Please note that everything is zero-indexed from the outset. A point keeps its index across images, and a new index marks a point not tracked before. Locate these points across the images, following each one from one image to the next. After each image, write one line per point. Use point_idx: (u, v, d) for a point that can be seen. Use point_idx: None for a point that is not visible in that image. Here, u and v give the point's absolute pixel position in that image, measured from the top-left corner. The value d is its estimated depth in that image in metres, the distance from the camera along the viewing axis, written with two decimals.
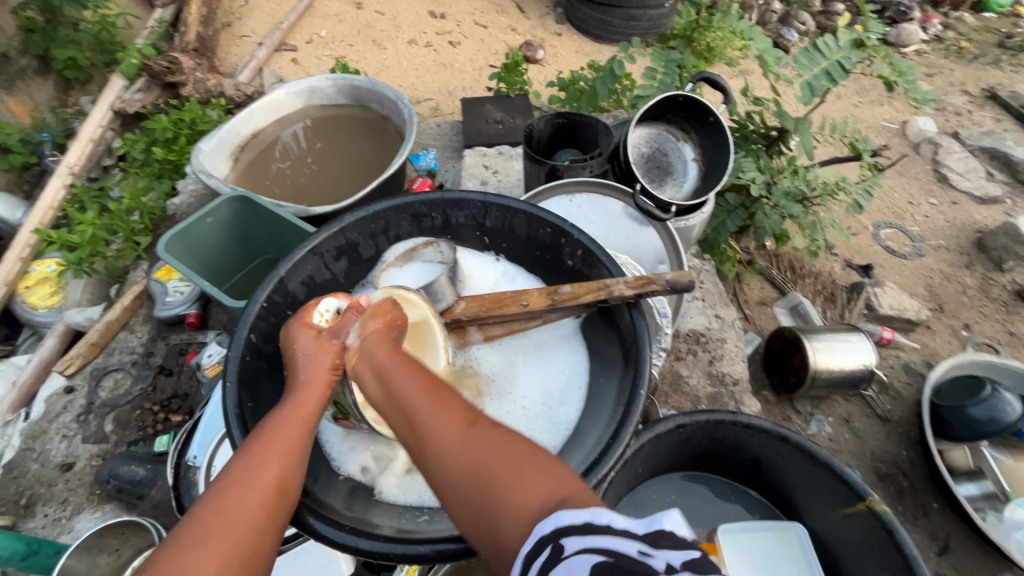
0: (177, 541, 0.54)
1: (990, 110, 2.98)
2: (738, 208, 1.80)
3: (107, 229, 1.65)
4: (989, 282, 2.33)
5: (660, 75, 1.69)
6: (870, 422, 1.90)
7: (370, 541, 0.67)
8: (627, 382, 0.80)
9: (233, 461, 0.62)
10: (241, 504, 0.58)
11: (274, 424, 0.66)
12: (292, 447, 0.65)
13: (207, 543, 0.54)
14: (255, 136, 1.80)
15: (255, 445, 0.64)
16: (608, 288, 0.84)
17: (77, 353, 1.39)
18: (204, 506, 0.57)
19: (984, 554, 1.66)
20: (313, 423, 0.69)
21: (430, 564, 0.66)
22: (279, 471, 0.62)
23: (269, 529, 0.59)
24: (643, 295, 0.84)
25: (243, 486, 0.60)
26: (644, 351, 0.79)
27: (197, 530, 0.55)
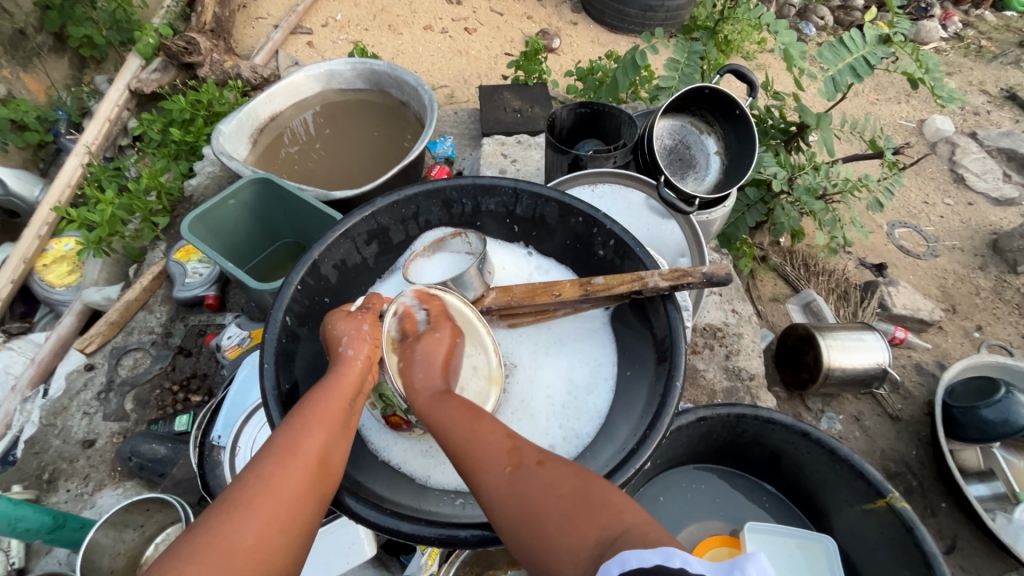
0: (223, 505, 0.56)
1: (1009, 110, 2.95)
2: (758, 203, 1.79)
3: (126, 208, 1.65)
4: (1003, 284, 2.32)
5: (682, 66, 1.67)
6: (880, 421, 1.90)
7: (411, 524, 0.68)
8: (661, 374, 0.80)
9: (278, 433, 0.63)
10: (285, 475, 0.59)
11: (318, 399, 0.68)
12: (334, 421, 0.66)
13: (252, 508, 0.55)
14: (274, 119, 1.79)
15: (299, 418, 0.65)
16: (642, 279, 0.84)
17: (97, 332, 1.40)
18: (250, 474, 0.59)
19: (990, 554, 1.67)
20: (355, 398, 0.71)
21: (471, 548, 0.66)
22: (322, 445, 0.63)
23: (310, 501, 0.60)
24: (677, 288, 0.84)
25: (289, 456, 0.61)
26: (678, 343, 0.80)
27: (242, 494, 0.57)
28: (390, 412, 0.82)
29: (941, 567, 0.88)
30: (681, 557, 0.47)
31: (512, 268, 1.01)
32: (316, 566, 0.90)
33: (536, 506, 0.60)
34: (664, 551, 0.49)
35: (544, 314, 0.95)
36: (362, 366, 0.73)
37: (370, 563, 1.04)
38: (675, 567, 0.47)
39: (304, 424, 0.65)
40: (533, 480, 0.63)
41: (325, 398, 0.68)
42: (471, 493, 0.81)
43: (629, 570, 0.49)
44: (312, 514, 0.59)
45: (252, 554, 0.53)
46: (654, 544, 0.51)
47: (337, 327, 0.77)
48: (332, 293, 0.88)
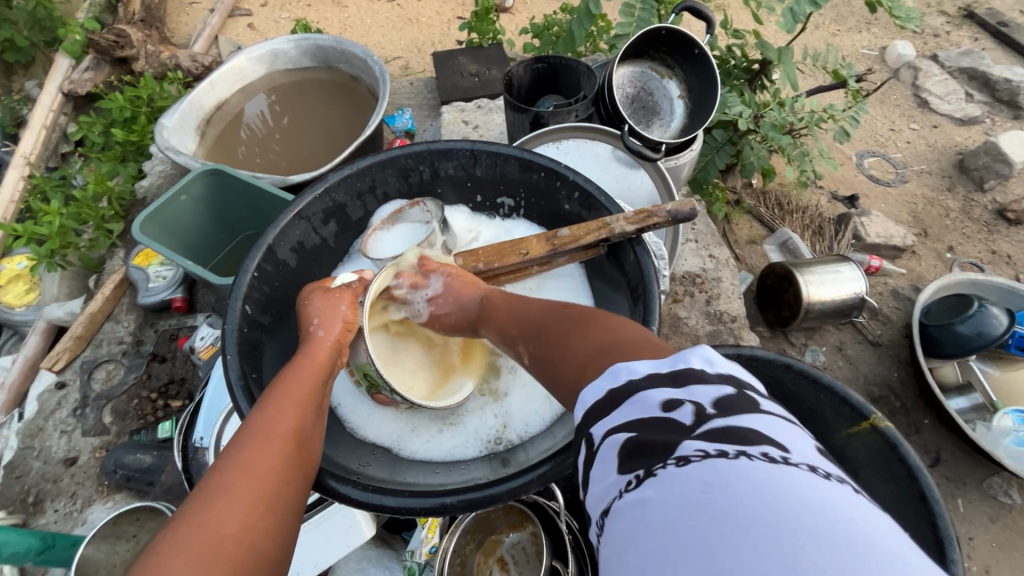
0: (201, 494, 0.51)
1: (967, 30, 2.94)
2: (726, 144, 1.77)
3: (75, 217, 1.57)
4: (971, 203, 2.36)
5: (638, 10, 1.61)
6: (861, 348, 1.95)
7: (397, 498, 0.68)
8: (637, 319, 0.80)
9: (249, 419, 0.60)
10: (263, 454, 0.56)
11: (288, 382, 0.66)
12: (307, 399, 0.64)
13: (232, 490, 0.52)
14: (220, 107, 1.70)
15: (270, 401, 0.63)
16: (609, 227, 0.83)
17: (64, 348, 1.35)
18: (225, 460, 0.55)
19: (971, 462, 1.75)
20: (327, 378, 0.69)
21: (459, 514, 0.67)
22: (296, 421, 0.61)
23: (293, 479, 0.57)
24: (643, 231, 0.83)
25: (266, 439, 0.58)
26: (651, 290, 0.79)
27: (220, 479, 0.53)
28: (376, 389, 0.80)
29: (925, 479, 0.91)
30: (628, 372, 0.51)
31: (487, 227, 0.99)
32: (318, 550, 0.90)
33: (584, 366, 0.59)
34: (612, 373, 0.52)
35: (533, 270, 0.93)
36: (332, 346, 0.72)
37: (373, 542, 1.04)
38: (623, 381, 0.50)
39: (280, 405, 0.62)
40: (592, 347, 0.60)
41: (300, 377, 0.66)
42: (460, 463, 0.81)
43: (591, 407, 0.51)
44: (295, 494, 0.57)
45: (240, 538, 0.49)
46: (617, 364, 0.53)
47: (309, 311, 0.75)
48: (293, 277, 0.85)
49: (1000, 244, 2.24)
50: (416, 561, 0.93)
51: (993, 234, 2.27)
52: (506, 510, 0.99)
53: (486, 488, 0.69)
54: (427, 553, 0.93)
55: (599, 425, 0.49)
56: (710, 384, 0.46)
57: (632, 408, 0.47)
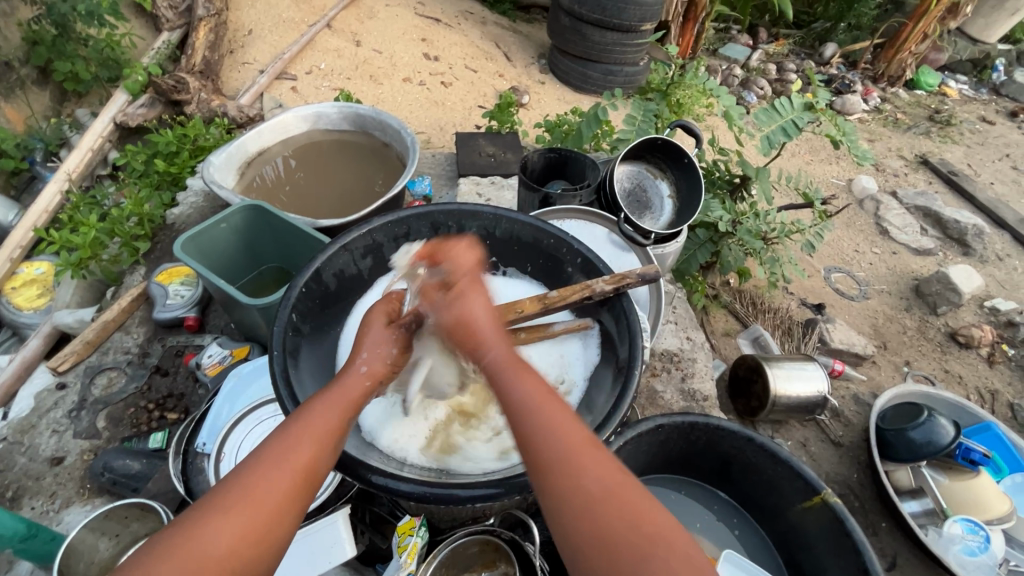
0: (193, 517, 0.56)
1: (922, 174, 3.36)
2: (707, 243, 1.98)
3: (107, 232, 1.68)
4: (926, 323, 2.59)
5: (639, 122, 1.89)
6: (824, 446, 2.05)
7: (409, 484, 0.76)
8: (618, 379, 0.90)
9: (266, 441, 0.63)
10: (269, 485, 0.59)
11: (313, 411, 0.66)
12: (329, 437, 0.65)
13: (227, 514, 0.56)
14: (261, 154, 1.89)
15: (289, 426, 0.65)
16: (590, 288, 0.98)
17: (72, 350, 1.41)
18: (228, 485, 0.58)
19: (927, 569, 1.80)
20: (353, 415, 0.69)
21: (463, 503, 0.75)
22: (311, 455, 0.63)
23: (291, 511, 0.60)
24: (620, 290, 0.99)
25: (276, 472, 0.60)
26: (636, 349, 0.90)
27: (219, 501, 0.57)
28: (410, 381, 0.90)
29: (868, 554, 0.99)
30: None
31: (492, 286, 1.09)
32: (300, 563, 0.94)
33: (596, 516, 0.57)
34: None
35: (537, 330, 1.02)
36: (365, 384, 0.72)
37: (347, 570, 1.07)
38: None
39: (289, 434, 0.64)
40: (596, 482, 0.59)
41: (324, 413, 0.67)
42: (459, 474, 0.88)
43: None
44: (287, 533, 0.59)
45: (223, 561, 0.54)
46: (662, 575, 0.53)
47: (369, 331, 0.78)
48: (331, 299, 0.97)
49: (952, 364, 2.44)
50: None
51: (946, 354, 2.48)
52: (481, 548, 1.02)
53: (490, 484, 0.77)
54: None
55: None
56: None
57: None
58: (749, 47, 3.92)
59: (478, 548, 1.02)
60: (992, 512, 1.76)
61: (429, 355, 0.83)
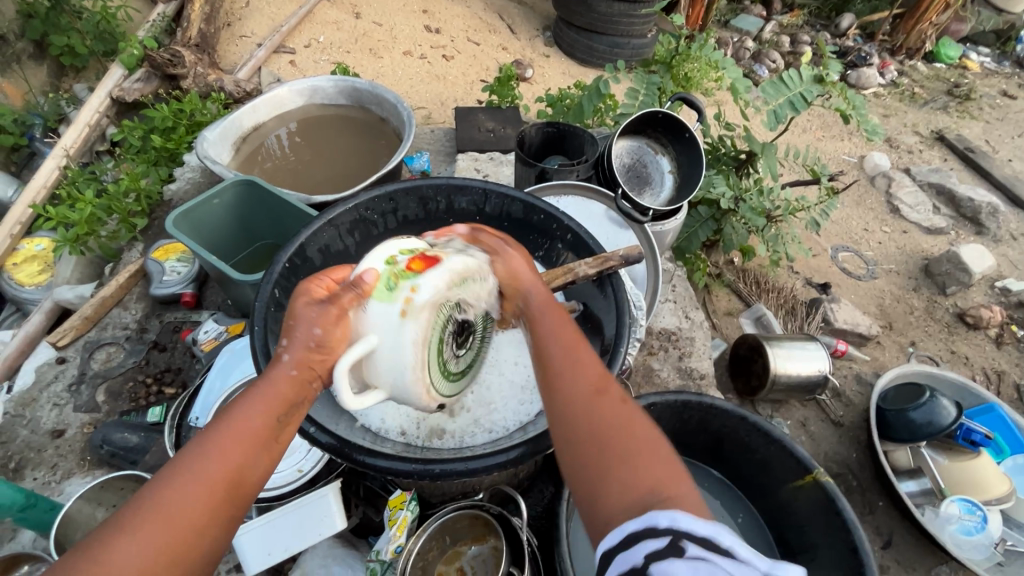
0: (109, 532, 0.52)
1: (938, 150, 3.27)
2: (710, 220, 1.95)
3: (104, 209, 1.68)
4: (934, 304, 2.55)
5: (641, 96, 1.84)
6: (824, 426, 2.05)
7: (387, 460, 0.77)
8: (602, 366, 0.88)
9: (186, 450, 0.57)
10: (184, 502, 0.54)
11: (236, 413, 0.60)
12: (252, 441, 0.59)
13: (135, 533, 0.52)
14: (256, 129, 1.87)
15: (210, 434, 0.58)
16: (574, 270, 0.93)
17: (71, 325, 1.42)
18: (144, 497, 0.54)
19: (922, 548, 1.81)
20: (284, 412, 0.61)
21: (439, 480, 0.76)
22: (235, 464, 0.58)
23: (212, 529, 0.55)
24: (605, 272, 0.95)
25: (193, 485, 0.55)
26: (622, 335, 0.87)
27: (132, 518, 0.53)
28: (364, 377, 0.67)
29: (858, 533, 0.99)
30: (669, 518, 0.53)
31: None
32: (290, 535, 0.96)
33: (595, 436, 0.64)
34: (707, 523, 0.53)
35: None
36: (295, 380, 0.61)
37: (339, 541, 1.09)
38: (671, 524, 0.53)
39: (208, 445, 0.58)
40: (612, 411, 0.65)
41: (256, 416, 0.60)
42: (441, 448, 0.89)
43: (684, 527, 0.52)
44: (210, 542, 0.55)
45: None
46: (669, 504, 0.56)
47: (298, 315, 0.63)
48: (317, 274, 0.97)
49: (958, 344, 2.41)
50: (381, 559, 0.96)
51: (953, 334, 2.44)
52: (471, 522, 1.04)
53: (467, 462, 0.77)
54: (392, 552, 0.96)
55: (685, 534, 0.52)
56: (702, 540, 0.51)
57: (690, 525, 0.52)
58: (762, 17, 3.78)
59: (467, 522, 1.04)
60: (990, 493, 1.75)
61: (380, 315, 0.64)
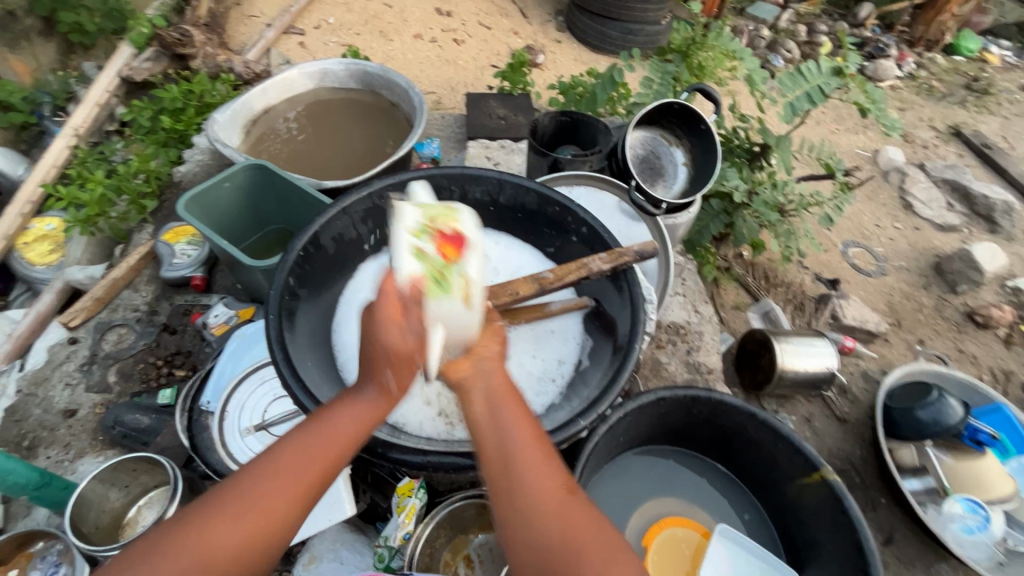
0: (214, 497, 0.62)
1: (953, 146, 3.22)
2: (721, 213, 1.93)
3: (114, 189, 1.67)
4: (943, 302, 2.52)
5: (656, 85, 1.81)
6: (828, 422, 2.05)
7: (401, 452, 0.78)
8: (615, 363, 0.88)
9: (283, 444, 0.66)
10: (277, 494, 0.63)
11: (331, 421, 0.67)
12: (340, 448, 0.67)
13: (233, 515, 0.61)
14: (267, 112, 1.86)
15: (304, 435, 0.66)
16: (586, 266, 0.93)
17: (82, 306, 1.43)
18: (246, 472, 0.64)
19: (922, 545, 1.82)
20: (368, 425, 0.69)
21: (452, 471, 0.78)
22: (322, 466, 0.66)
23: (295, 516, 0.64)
24: (619, 268, 0.94)
25: (286, 480, 0.64)
26: (636, 332, 0.87)
27: (230, 498, 0.62)
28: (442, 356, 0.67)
29: (864, 532, 1.00)
30: None
31: (500, 257, 1.07)
32: (301, 519, 0.98)
33: (551, 549, 0.62)
34: None
35: (535, 311, 0.98)
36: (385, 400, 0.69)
37: (348, 526, 1.11)
38: None
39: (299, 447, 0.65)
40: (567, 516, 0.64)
41: (343, 410, 0.68)
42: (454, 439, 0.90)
43: None
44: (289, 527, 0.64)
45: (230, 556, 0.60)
46: None
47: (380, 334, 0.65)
48: (330, 263, 0.96)
49: (967, 344, 2.39)
50: (390, 546, 0.97)
51: (962, 333, 2.43)
52: (478, 511, 1.04)
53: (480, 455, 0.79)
54: (400, 539, 0.97)
55: None
56: None
57: None
58: (779, 5, 3.70)
59: (474, 510, 1.04)
60: (994, 493, 1.76)
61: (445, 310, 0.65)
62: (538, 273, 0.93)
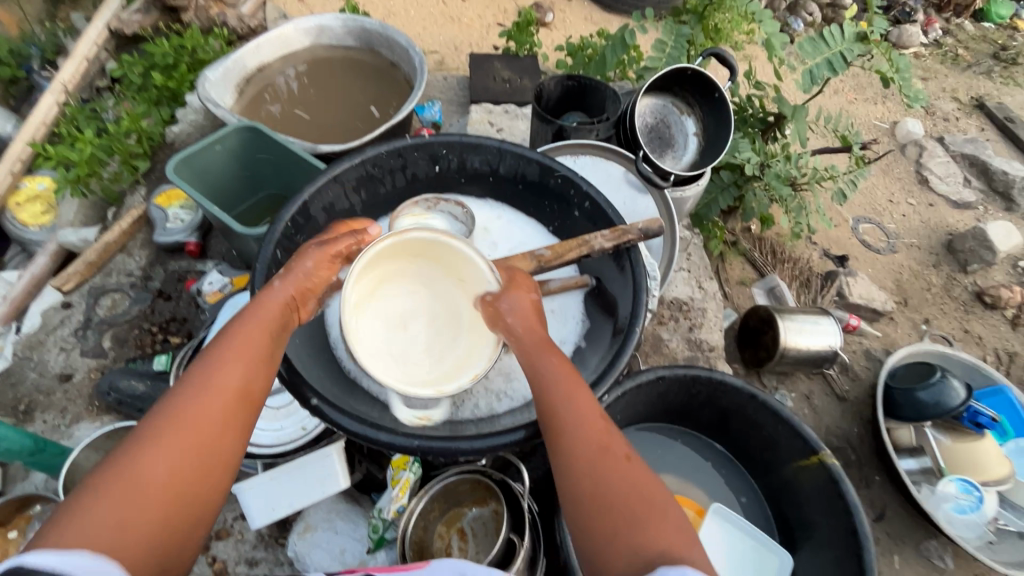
0: (131, 445, 0.58)
1: (976, 119, 3.09)
2: (731, 186, 1.86)
3: (105, 149, 1.62)
4: (953, 281, 2.48)
5: (669, 48, 1.72)
6: (828, 400, 2.04)
7: (391, 435, 0.76)
8: (615, 346, 0.85)
9: (194, 367, 0.66)
10: (199, 407, 0.62)
11: (238, 337, 0.69)
12: (251, 354, 0.69)
13: (159, 438, 0.59)
14: (261, 70, 1.78)
15: (216, 354, 0.67)
16: (588, 244, 0.90)
17: (75, 270, 1.41)
18: (159, 414, 0.61)
19: (913, 522, 1.83)
20: (276, 333, 0.73)
21: (442, 455, 0.75)
22: (240, 378, 0.66)
23: (227, 433, 0.63)
24: (622, 246, 0.90)
25: (203, 394, 0.63)
26: (637, 315, 0.84)
27: (152, 426, 0.60)
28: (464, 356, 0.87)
29: (858, 516, 0.99)
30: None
31: (501, 231, 1.03)
32: (295, 492, 0.97)
33: (595, 495, 0.63)
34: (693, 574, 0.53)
35: None
36: (278, 305, 0.74)
37: (343, 497, 1.11)
38: None
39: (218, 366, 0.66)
40: (617, 473, 0.64)
41: (258, 338, 0.70)
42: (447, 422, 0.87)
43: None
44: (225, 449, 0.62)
45: (169, 486, 0.57)
46: (674, 562, 0.56)
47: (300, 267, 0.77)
48: (320, 234, 0.93)
49: (973, 324, 2.36)
50: (384, 518, 0.99)
51: (969, 314, 2.39)
52: (472, 486, 1.05)
53: (473, 441, 0.77)
54: (394, 512, 0.99)
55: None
56: None
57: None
58: None
59: (468, 485, 1.04)
60: (988, 474, 1.75)
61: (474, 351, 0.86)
62: (536, 250, 0.91)
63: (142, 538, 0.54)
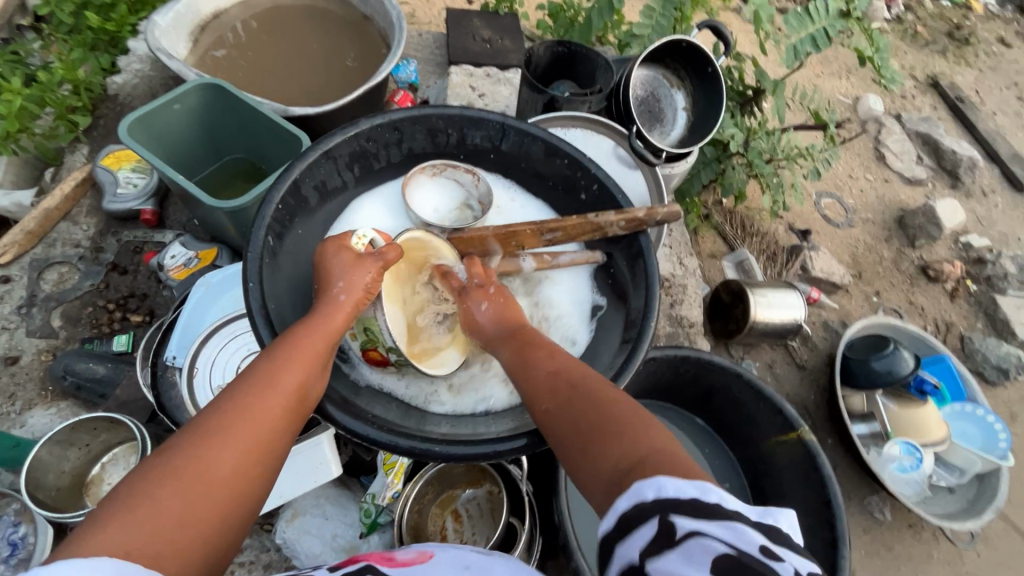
0: (192, 434, 0.54)
1: (930, 97, 3.21)
2: (714, 161, 1.87)
3: (37, 101, 1.43)
4: (902, 255, 2.61)
5: (658, 14, 1.65)
6: (789, 369, 2.14)
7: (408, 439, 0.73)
8: (628, 338, 0.85)
9: (256, 361, 0.63)
10: (263, 403, 0.59)
11: (298, 336, 0.67)
12: (313, 358, 0.66)
13: (225, 430, 0.55)
14: (217, 17, 1.61)
15: (278, 350, 0.65)
16: (602, 229, 0.91)
17: (12, 241, 1.25)
18: (224, 407, 0.58)
19: (859, 480, 1.99)
20: (337, 339, 0.71)
21: (463, 458, 0.73)
22: (300, 379, 0.64)
23: (283, 431, 0.60)
24: (637, 232, 0.91)
25: (268, 390, 0.60)
26: (650, 308, 0.84)
27: (216, 418, 0.56)
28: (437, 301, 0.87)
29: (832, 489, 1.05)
30: (655, 488, 0.51)
31: (514, 208, 1.00)
32: (285, 482, 0.95)
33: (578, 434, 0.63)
34: (695, 484, 0.50)
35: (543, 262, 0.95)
36: (350, 311, 0.72)
37: (332, 482, 1.09)
38: (651, 494, 0.50)
39: (280, 366, 0.63)
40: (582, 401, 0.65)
41: (316, 339, 0.68)
42: (458, 416, 0.85)
43: (660, 497, 0.49)
44: (280, 450, 0.59)
45: (230, 482, 0.53)
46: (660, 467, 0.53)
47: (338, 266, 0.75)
48: (312, 215, 0.86)
49: (918, 296, 2.51)
50: (377, 504, 0.97)
51: (914, 286, 2.54)
52: (468, 468, 1.05)
53: (493, 442, 0.75)
54: (389, 498, 0.98)
55: (670, 508, 0.48)
56: (687, 509, 0.48)
57: (675, 489, 0.49)
58: None
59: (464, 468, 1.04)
60: (928, 437, 1.91)
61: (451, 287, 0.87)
62: (547, 232, 0.92)
63: (201, 532, 0.50)
